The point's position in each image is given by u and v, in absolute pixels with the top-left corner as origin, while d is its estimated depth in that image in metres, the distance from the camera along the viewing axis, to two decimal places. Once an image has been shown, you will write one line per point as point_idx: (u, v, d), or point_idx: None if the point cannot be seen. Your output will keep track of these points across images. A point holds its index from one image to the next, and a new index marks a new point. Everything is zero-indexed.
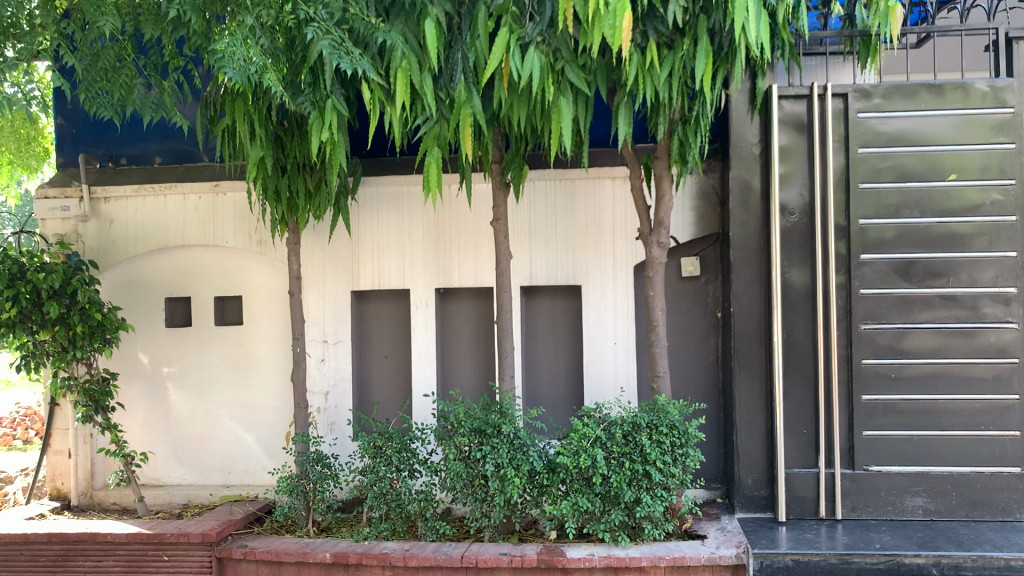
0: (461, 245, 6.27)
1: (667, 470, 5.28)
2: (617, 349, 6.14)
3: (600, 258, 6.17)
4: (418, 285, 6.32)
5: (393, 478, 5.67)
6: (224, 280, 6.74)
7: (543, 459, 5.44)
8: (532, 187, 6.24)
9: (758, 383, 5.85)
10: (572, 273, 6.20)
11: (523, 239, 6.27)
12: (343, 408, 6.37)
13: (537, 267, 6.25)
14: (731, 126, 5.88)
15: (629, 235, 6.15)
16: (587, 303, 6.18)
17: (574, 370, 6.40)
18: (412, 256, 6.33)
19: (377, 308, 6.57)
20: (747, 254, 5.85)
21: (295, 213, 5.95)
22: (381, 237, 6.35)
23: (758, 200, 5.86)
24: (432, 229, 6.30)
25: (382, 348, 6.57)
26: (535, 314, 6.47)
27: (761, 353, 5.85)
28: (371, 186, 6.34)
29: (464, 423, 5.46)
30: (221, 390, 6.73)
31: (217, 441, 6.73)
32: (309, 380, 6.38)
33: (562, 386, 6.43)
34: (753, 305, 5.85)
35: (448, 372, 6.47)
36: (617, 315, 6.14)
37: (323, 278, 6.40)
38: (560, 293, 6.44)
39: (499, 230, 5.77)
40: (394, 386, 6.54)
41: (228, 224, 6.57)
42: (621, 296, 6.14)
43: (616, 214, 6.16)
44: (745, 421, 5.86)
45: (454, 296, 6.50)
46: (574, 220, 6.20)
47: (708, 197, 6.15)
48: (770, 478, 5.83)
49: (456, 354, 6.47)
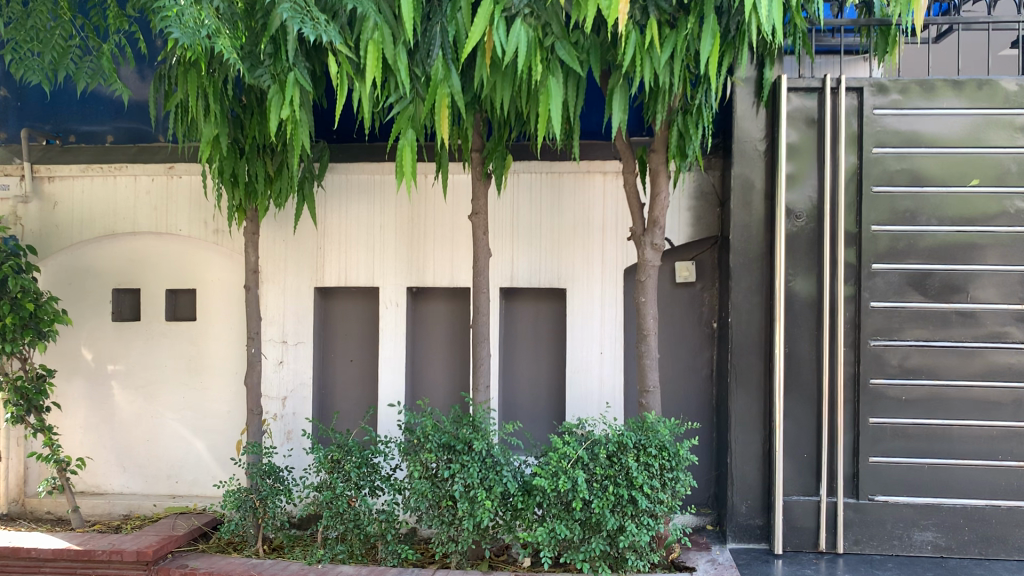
0: (437, 242, 5.75)
1: (655, 495, 4.76)
2: (603, 360, 5.62)
3: (587, 260, 5.66)
4: (389, 284, 5.79)
5: (352, 496, 5.11)
6: (177, 272, 6.18)
7: (518, 480, 4.92)
8: (515, 180, 5.73)
9: (757, 401, 5.34)
10: (556, 275, 5.68)
11: (504, 237, 5.74)
12: (302, 415, 5.83)
13: (519, 268, 5.72)
14: (735, 120, 5.38)
15: (620, 235, 5.64)
16: (572, 309, 5.67)
17: (556, 381, 5.88)
18: (382, 252, 5.80)
19: (342, 307, 6.02)
20: (748, 260, 5.35)
21: (254, 200, 5.41)
22: (349, 229, 5.83)
23: (762, 201, 5.36)
24: (405, 222, 5.77)
25: (346, 350, 6.01)
26: (515, 319, 5.95)
27: (761, 369, 5.34)
28: (340, 174, 5.83)
29: (432, 437, 4.94)
30: (170, 392, 6.17)
31: (164, 447, 6.17)
32: (266, 384, 5.84)
33: (543, 398, 5.90)
34: (753, 316, 5.35)
35: (419, 380, 5.94)
36: (604, 323, 5.63)
37: (284, 272, 5.86)
38: (542, 297, 5.92)
39: (477, 226, 5.25)
40: (360, 394, 5.99)
41: (183, 211, 6.01)
42: (609, 302, 5.63)
43: (606, 212, 5.66)
44: (740, 442, 5.35)
45: (426, 295, 5.96)
46: (561, 216, 5.68)
47: (707, 197, 5.65)
48: (766, 505, 5.33)
49: (427, 361, 5.94)
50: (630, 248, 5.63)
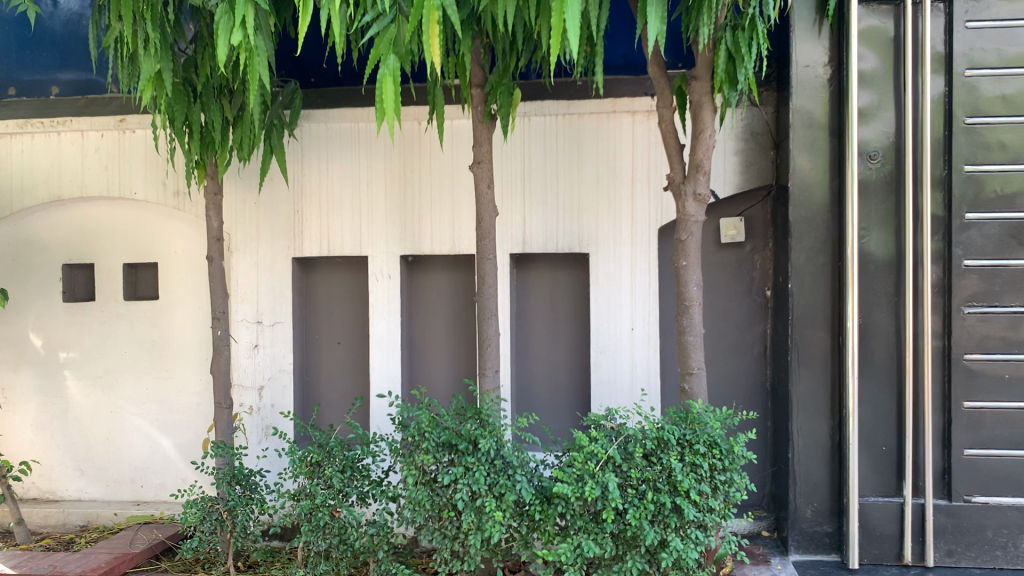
0: (434, 201, 4.84)
1: (704, 502, 3.86)
2: (635, 337, 4.71)
3: (613, 218, 4.73)
4: (379, 251, 4.90)
5: (335, 506, 4.21)
6: (135, 243, 5.32)
7: (535, 484, 4.03)
8: (527, 125, 4.80)
9: (825, 382, 4.41)
10: (577, 237, 4.76)
11: (514, 193, 4.82)
12: (281, 407, 4.98)
13: (533, 230, 4.80)
14: (792, 43, 4.40)
15: (653, 187, 4.70)
16: (597, 278, 4.75)
17: (578, 364, 4.97)
18: (372, 214, 4.91)
19: (326, 281, 5.12)
20: (811, 213, 4.40)
21: (212, 151, 4.53)
22: (331, 188, 4.94)
23: (827, 138, 4.40)
24: (396, 179, 4.87)
25: (332, 332, 5.13)
26: (530, 292, 5.02)
27: (829, 344, 4.39)
28: (319, 124, 4.93)
29: (430, 434, 4.03)
30: (131, 383, 5.32)
31: (126, 446, 5.33)
32: (239, 371, 5.01)
33: (564, 383, 4.99)
34: (818, 280, 4.40)
35: (416, 366, 5.05)
36: (636, 294, 4.71)
37: (257, 241, 4.98)
38: (561, 264, 4.99)
39: (479, 177, 4.35)
40: (349, 383, 5.11)
41: (138, 171, 5.13)
42: (642, 269, 4.71)
43: (635, 160, 4.72)
44: (804, 434, 4.42)
45: (424, 265, 5.05)
46: (582, 167, 4.75)
47: (759, 139, 4.69)
48: (836, 509, 4.41)
49: (426, 343, 5.05)
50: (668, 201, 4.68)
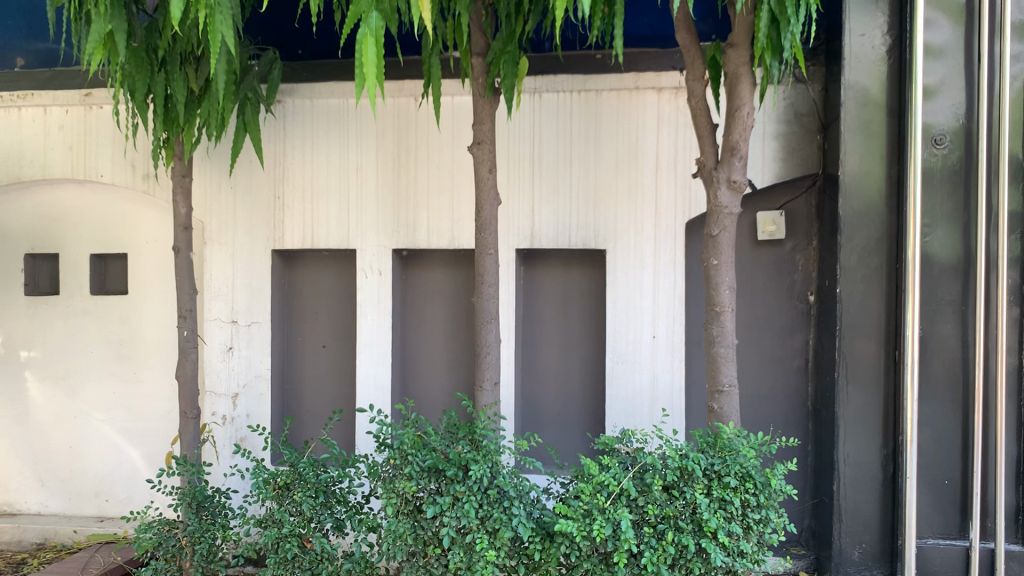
0: (431, 189, 4.28)
1: (734, 545, 3.27)
2: (656, 347, 4.13)
3: (633, 211, 4.15)
4: (368, 244, 4.35)
5: (306, 537, 3.65)
6: (103, 231, 4.80)
7: (536, 518, 3.44)
8: (537, 104, 4.23)
9: (877, 404, 3.78)
10: (592, 232, 4.19)
11: (521, 180, 4.24)
12: (257, 418, 4.45)
13: (542, 222, 4.23)
14: (846, 8, 3.78)
15: (680, 175, 4.11)
16: (614, 279, 4.16)
17: (592, 375, 4.38)
18: (362, 202, 4.36)
19: (311, 277, 4.57)
20: (864, 207, 3.78)
21: (177, 128, 3.99)
22: (317, 173, 4.40)
23: (884, 119, 3.77)
24: (390, 163, 4.32)
25: (317, 333, 4.58)
26: (539, 294, 4.44)
27: (882, 359, 3.77)
28: (306, 100, 4.40)
29: (413, 457, 3.46)
30: (97, 387, 4.81)
31: (90, 455, 4.82)
32: (212, 377, 4.48)
33: (576, 397, 4.41)
34: (871, 284, 3.78)
35: (410, 374, 4.50)
36: (658, 297, 4.12)
37: (234, 232, 4.45)
38: (574, 262, 4.41)
39: (479, 160, 3.78)
40: (334, 392, 4.56)
41: (105, 151, 4.61)
42: (666, 269, 4.12)
43: (660, 144, 4.13)
44: (852, 463, 3.79)
45: (420, 260, 4.49)
46: (599, 152, 4.18)
47: (804, 122, 4.08)
48: (888, 551, 3.78)
49: (422, 349, 4.49)
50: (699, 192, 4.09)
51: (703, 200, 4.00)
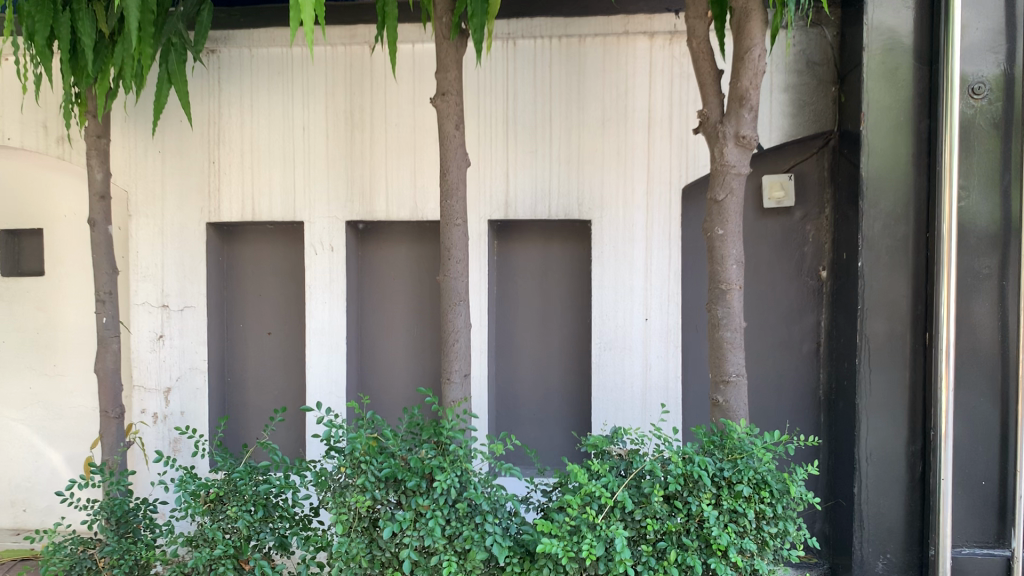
0: (390, 151, 3.74)
1: (748, 565, 2.76)
2: (649, 331, 3.62)
3: (622, 175, 3.63)
4: (317, 215, 3.79)
5: (243, 558, 3.08)
6: (15, 203, 4.19)
7: (514, 535, 2.91)
8: (511, 51, 3.68)
9: (903, 394, 3.29)
10: (575, 199, 3.66)
11: (494, 141, 3.70)
12: (193, 415, 3.89)
13: (517, 189, 3.69)
14: None
15: (676, 134, 3.60)
16: (600, 254, 3.64)
17: (575, 363, 3.86)
18: (310, 166, 3.80)
19: (254, 255, 4.00)
20: (889, 167, 3.27)
21: (88, 78, 3.38)
22: (260, 133, 3.84)
23: (913, 65, 3.25)
24: (341, 121, 3.78)
25: (262, 318, 4.01)
26: (515, 271, 3.90)
27: (910, 343, 3.27)
28: (242, 49, 3.84)
29: (367, 466, 2.91)
30: (12, 381, 4.21)
31: (5, 459, 4.23)
32: (140, 370, 3.90)
33: (557, 388, 3.88)
34: (898, 256, 3.28)
35: (368, 364, 3.95)
36: (651, 274, 3.61)
37: (164, 203, 3.87)
38: (553, 235, 3.86)
39: (443, 114, 3.22)
40: (282, 385, 4.00)
41: (13, 110, 3.98)
42: (660, 243, 3.61)
43: (653, 98, 3.61)
44: (875, 462, 3.30)
45: (377, 235, 3.93)
46: (582, 107, 3.65)
47: (817, 71, 3.56)
48: (916, 562, 3.31)
49: (381, 336, 3.94)
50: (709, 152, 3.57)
51: (707, 159, 3.51)
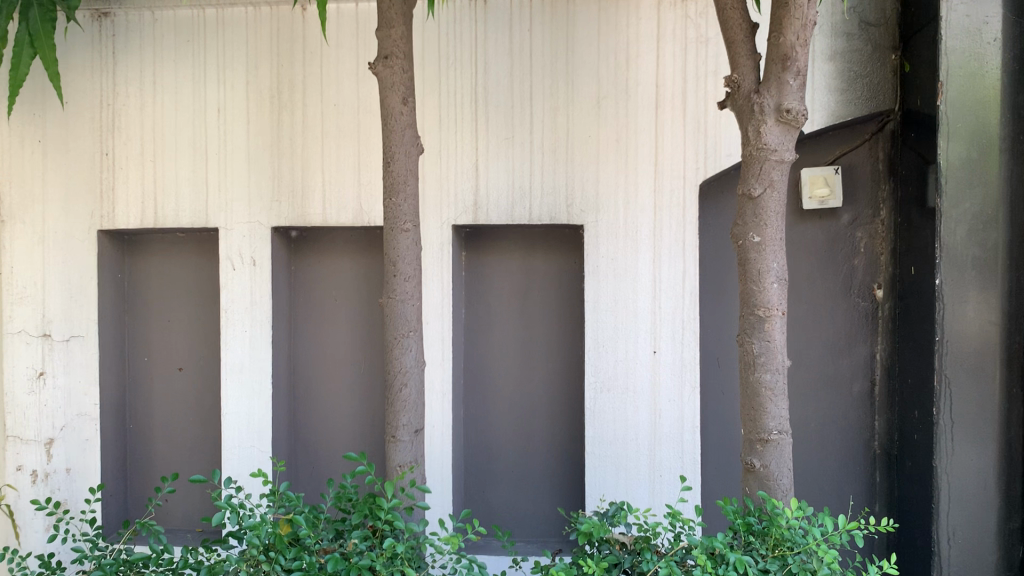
0: (329, 139, 2.96)
1: None
2: (659, 367, 2.83)
3: (622, 168, 2.84)
4: (236, 220, 2.99)
5: None
6: None
7: None
8: (480, 12, 2.90)
9: (997, 456, 2.47)
10: (564, 199, 2.87)
11: (459, 126, 2.91)
12: (82, 473, 3.07)
13: (488, 185, 2.90)
14: None
15: (691, 115, 2.81)
16: (596, 268, 2.85)
17: (564, 407, 3.06)
18: (227, 159, 3.00)
19: (163, 272, 3.20)
20: (977, 154, 2.48)
21: None
22: (165, 117, 3.04)
23: (1006, 20, 2.47)
24: (266, 100, 2.99)
25: (172, 350, 3.20)
26: (487, 291, 3.09)
27: (1007, 388, 2.46)
28: (143, 12, 3.04)
29: (272, 565, 2.08)
30: None
31: None
32: (14, 416, 3.06)
33: (542, 439, 3.07)
34: (987, 273, 2.48)
35: (304, 410, 3.14)
36: (661, 295, 2.83)
37: (45, 205, 3.06)
38: (536, 245, 3.06)
39: (387, 83, 2.41)
40: (198, 434, 3.19)
41: None
42: (673, 253, 2.82)
43: (661, 69, 2.83)
44: (960, 546, 2.49)
45: (316, 246, 3.13)
46: (572, 81, 2.86)
47: (872, 34, 2.78)
48: None
49: (320, 373, 3.13)
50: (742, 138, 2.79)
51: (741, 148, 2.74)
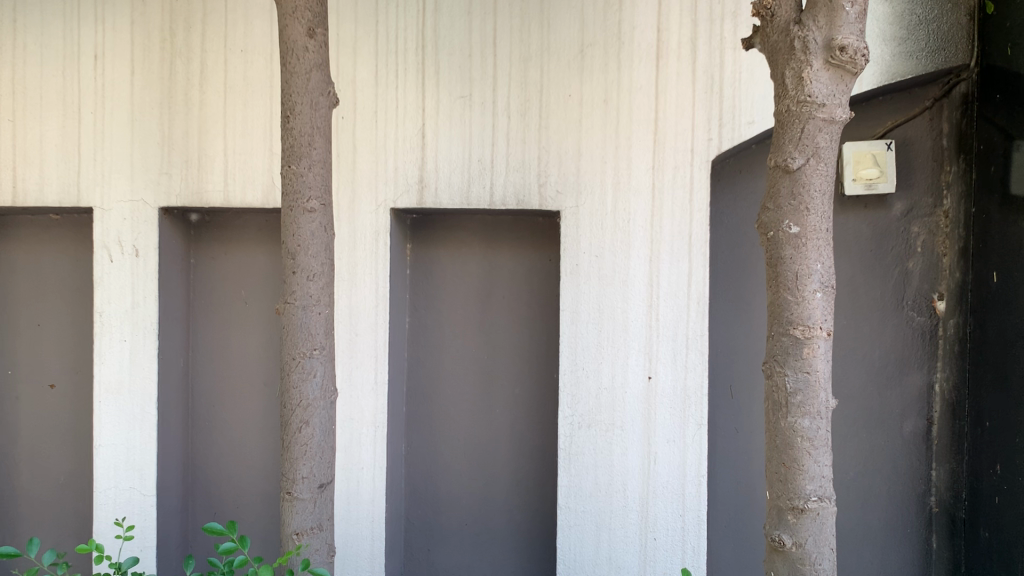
0: (234, 95, 2.29)
1: None
2: (655, 397, 2.17)
3: (612, 137, 2.18)
4: (116, 198, 2.33)
5: None
6: None
7: None
8: None
9: None
10: (535, 176, 2.21)
11: (401, 81, 2.24)
12: None
13: (437, 157, 2.23)
14: None
15: (701, 70, 2.15)
16: (575, 266, 2.19)
17: (533, 444, 2.39)
18: (105, 119, 2.34)
19: (32, 264, 2.54)
20: None
21: None
22: (29, 65, 2.37)
23: None
24: (155, 44, 2.32)
25: (42, 363, 2.54)
26: (437, 294, 2.42)
27: None
28: None
29: None
30: None
31: None
32: None
33: (505, 484, 2.41)
34: None
35: (208, 440, 2.50)
36: (659, 303, 2.17)
37: None
38: (500, 237, 2.40)
39: (286, 6, 1.75)
40: (69, 470, 2.53)
41: None
42: (675, 250, 2.16)
43: (664, 8, 2.16)
44: None
45: (223, 235, 2.48)
46: (547, 23, 2.19)
47: None
48: None
49: (224, 396, 2.49)
50: (770, 99, 2.12)
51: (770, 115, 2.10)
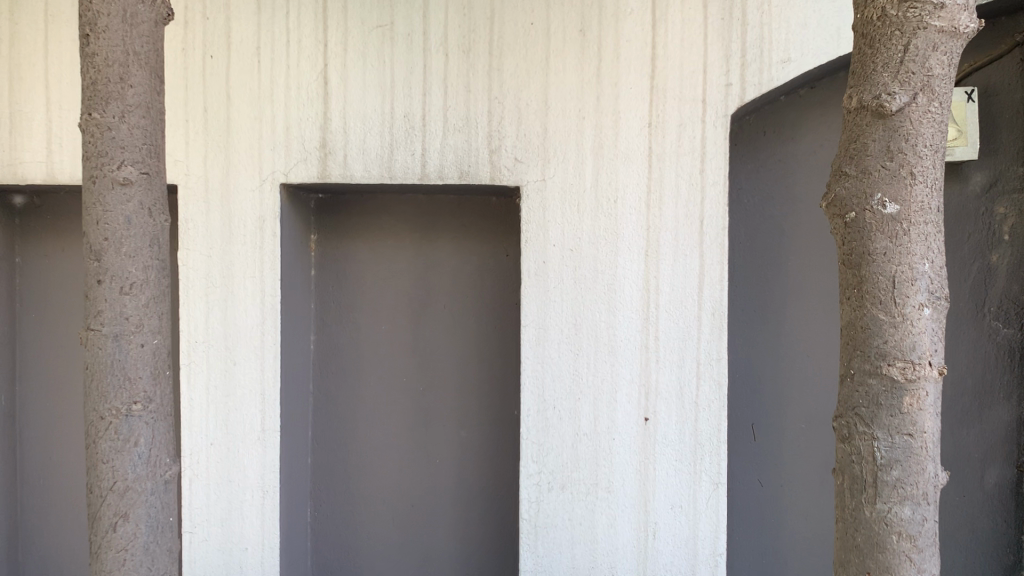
0: (59, 26, 1.62)
1: None
2: (651, 447, 1.56)
3: (590, 83, 1.55)
4: None
5: None
6: None
7: None
8: None
9: None
10: (483, 139, 1.57)
11: (294, 5, 1.59)
12: None
13: (345, 112, 1.59)
14: None
15: None
16: (542, 266, 1.56)
17: (485, 506, 1.77)
18: None
19: None
20: None
21: None
22: None
23: None
24: None
25: None
26: (353, 303, 1.78)
27: None
28: None
29: None
30: None
31: None
32: None
33: (447, 558, 1.79)
34: None
35: (43, 506, 1.83)
36: (660, 317, 1.55)
37: None
38: (439, 225, 1.77)
39: None
40: None
41: None
42: (681, 241, 1.54)
43: None
44: None
45: (60, 226, 1.81)
46: None
47: None
48: None
49: (67, 444, 1.83)
50: (812, 27, 1.50)
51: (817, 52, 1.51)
